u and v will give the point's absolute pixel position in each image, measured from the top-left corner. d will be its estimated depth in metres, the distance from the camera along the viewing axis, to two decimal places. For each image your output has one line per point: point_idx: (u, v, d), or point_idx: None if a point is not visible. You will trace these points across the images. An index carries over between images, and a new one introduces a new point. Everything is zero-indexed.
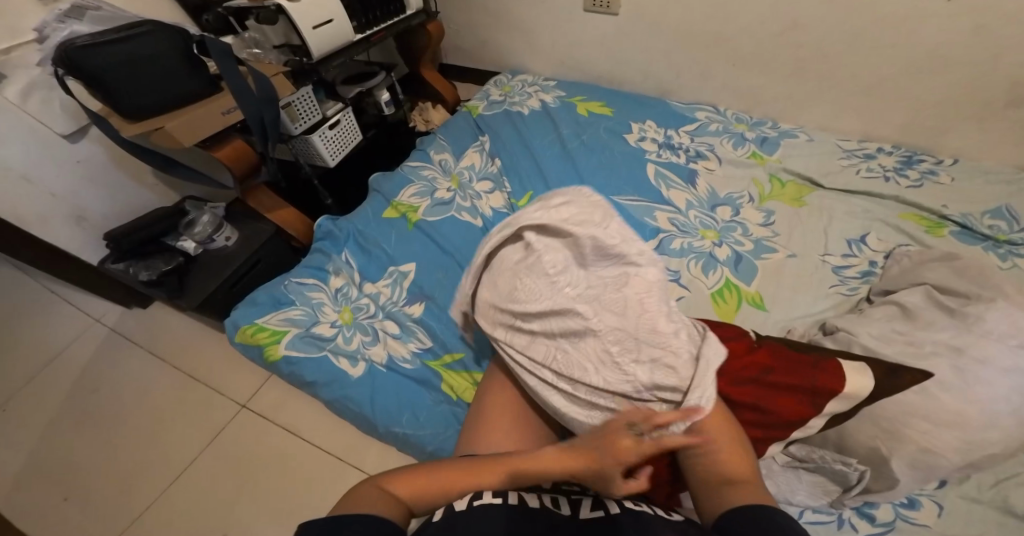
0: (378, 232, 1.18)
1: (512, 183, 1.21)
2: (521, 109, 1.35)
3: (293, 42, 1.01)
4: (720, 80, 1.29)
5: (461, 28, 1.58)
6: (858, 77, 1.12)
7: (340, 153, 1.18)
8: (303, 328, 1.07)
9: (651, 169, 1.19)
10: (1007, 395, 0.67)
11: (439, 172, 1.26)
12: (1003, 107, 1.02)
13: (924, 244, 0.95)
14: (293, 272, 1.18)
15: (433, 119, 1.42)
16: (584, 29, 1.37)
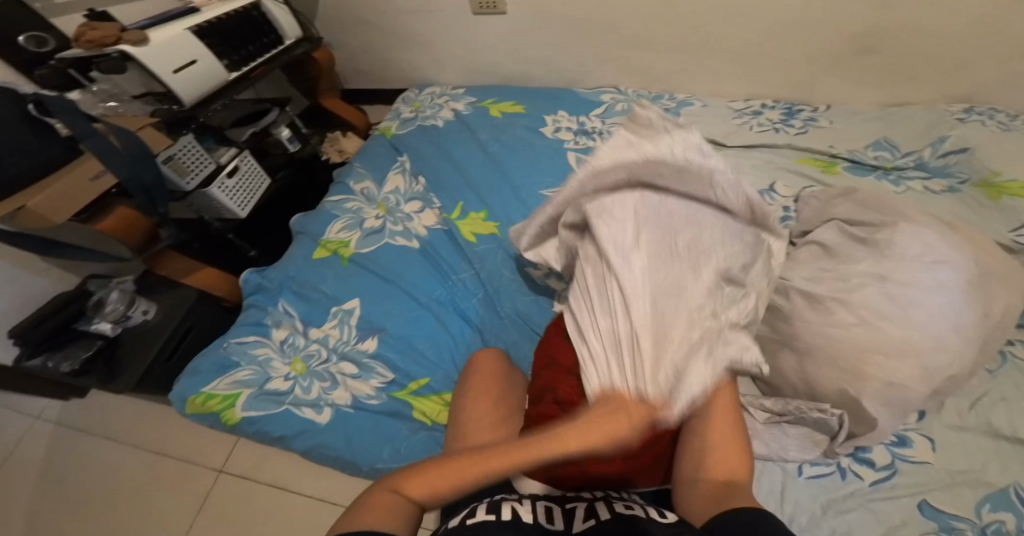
0: (313, 275, 1.12)
1: (441, 198, 1.18)
2: (435, 123, 1.33)
3: (156, 90, 0.95)
4: (617, 62, 1.32)
5: (355, 51, 1.55)
6: (736, 40, 1.18)
7: (248, 202, 1.11)
8: (256, 387, 1.00)
9: (572, 157, 1.19)
10: (942, 312, 0.70)
11: (364, 202, 1.22)
12: (855, 55, 1.12)
13: (826, 182, 1.01)
14: (231, 333, 1.10)
15: (346, 148, 1.39)
16: (480, 33, 1.37)
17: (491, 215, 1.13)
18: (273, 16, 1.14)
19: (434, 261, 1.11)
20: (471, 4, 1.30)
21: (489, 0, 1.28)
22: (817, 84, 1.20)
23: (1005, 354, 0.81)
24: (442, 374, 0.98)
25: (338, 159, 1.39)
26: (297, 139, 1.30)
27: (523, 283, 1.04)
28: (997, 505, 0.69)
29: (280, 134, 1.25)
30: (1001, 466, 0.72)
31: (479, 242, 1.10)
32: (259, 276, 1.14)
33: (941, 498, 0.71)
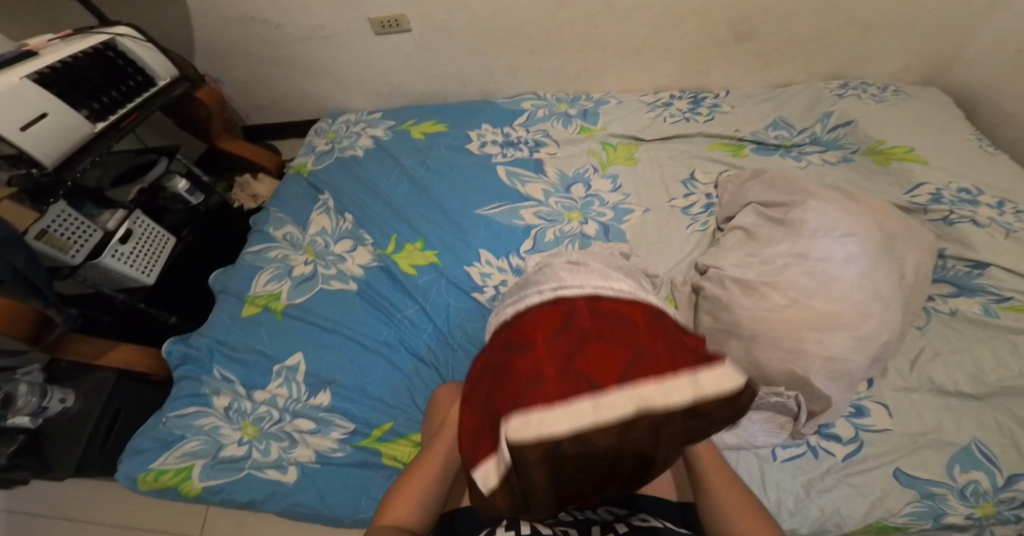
0: (247, 334, 1.05)
1: (372, 233, 1.13)
2: (355, 153, 1.28)
3: (7, 153, 0.84)
4: (527, 69, 1.33)
5: (250, 84, 1.47)
6: (632, 36, 1.23)
7: (152, 265, 1.06)
8: (211, 456, 0.92)
9: (502, 171, 1.17)
10: (859, 281, 0.74)
11: (290, 248, 1.16)
12: (737, 43, 1.22)
13: (734, 164, 1.09)
14: (166, 407, 1.01)
15: (260, 193, 1.33)
16: (386, 53, 1.33)
17: (429, 244, 1.09)
18: (134, 55, 1.06)
19: (375, 301, 1.06)
20: (373, 25, 1.26)
21: (391, 19, 1.24)
22: (712, 71, 1.29)
23: (927, 310, 0.84)
24: (404, 416, 0.93)
25: (252, 205, 1.33)
26: (197, 189, 1.22)
27: (470, 309, 1.00)
28: (966, 464, 0.71)
29: (176, 186, 1.17)
30: (955, 424, 0.74)
31: (419, 274, 1.06)
32: (185, 345, 1.05)
33: (913, 464, 0.72)
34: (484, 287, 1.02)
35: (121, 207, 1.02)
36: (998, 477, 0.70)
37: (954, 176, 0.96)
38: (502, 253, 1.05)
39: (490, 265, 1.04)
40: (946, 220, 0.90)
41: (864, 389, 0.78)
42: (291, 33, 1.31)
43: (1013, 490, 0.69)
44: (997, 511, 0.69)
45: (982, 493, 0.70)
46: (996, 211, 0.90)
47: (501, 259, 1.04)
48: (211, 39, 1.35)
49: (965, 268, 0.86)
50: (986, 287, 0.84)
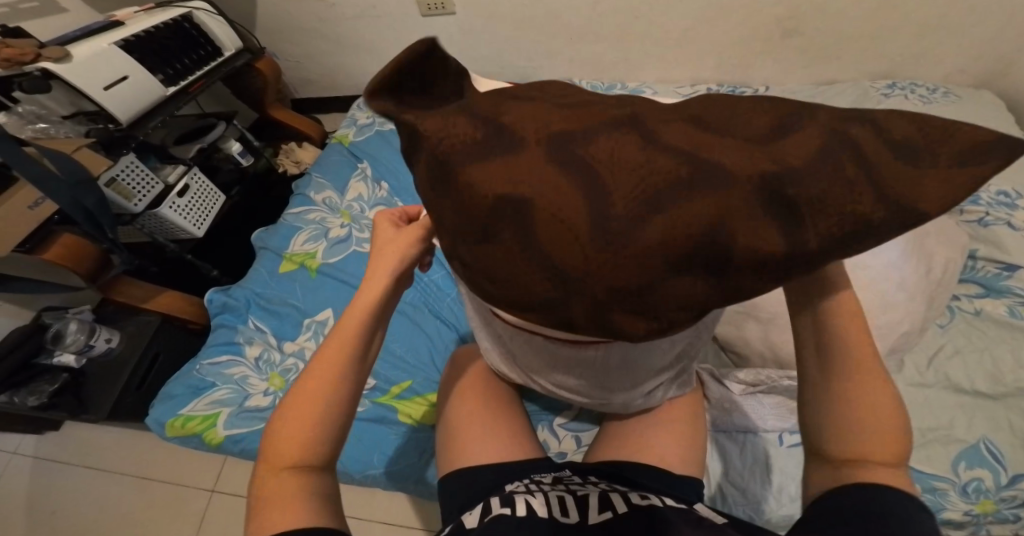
0: (281, 288, 1.12)
1: (406, 202, 1.18)
2: (394, 127, 1.33)
3: (87, 109, 0.93)
4: (568, 55, 1.35)
5: (301, 59, 1.53)
6: (673, 27, 1.24)
7: (202, 219, 1.13)
8: (236, 405, 0.98)
9: None
10: (889, 271, 0.74)
11: (327, 212, 1.21)
12: (781, 38, 1.22)
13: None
14: (201, 354, 1.08)
15: (303, 160, 1.41)
16: (430, 34, 1.36)
17: None
18: (206, 27, 1.13)
19: None
20: (419, 6, 1.30)
21: (438, 2, 1.28)
22: (754, 65, 1.29)
23: (952, 308, 0.84)
24: (423, 375, 0.98)
25: (296, 171, 1.41)
26: (248, 151, 1.29)
27: None
28: (971, 462, 0.71)
29: (229, 148, 1.23)
30: (965, 421, 0.74)
31: None
32: (224, 295, 1.13)
33: (920, 458, 0.73)
34: None
35: (182, 163, 1.09)
36: (1002, 475, 0.70)
37: (993, 179, 0.95)
38: None
39: None
40: (980, 222, 0.89)
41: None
42: (342, 11, 1.36)
43: (1015, 489, 0.69)
44: (997, 509, 0.69)
45: (983, 490, 0.70)
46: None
47: None
48: (268, 14, 1.42)
49: (995, 270, 0.85)
50: (1014, 289, 0.83)
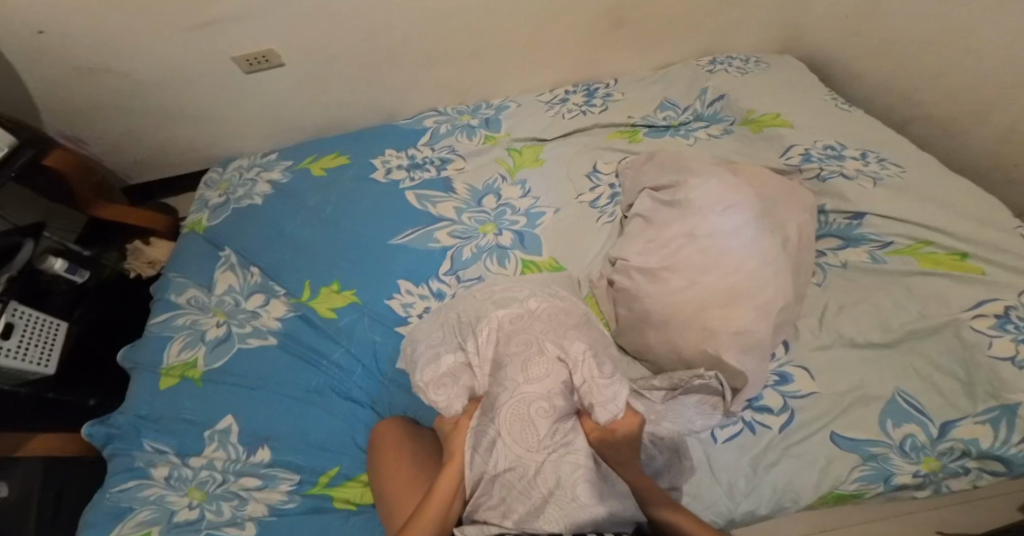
0: (168, 404, 0.99)
1: (285, 282, 1.07)
2: (253, 201, 1.20)
3: None
4: (421, 86, 1.32)
5: (123, 140, 1.38)
6: (515, 39, 1.26)
7: (47, 355, 1.08)
8: (164, 522, 0.85)
9: (412, 197, 1.13)
10: (748, 253, 0.78)
11: (197, 312, 1.10)
12: (615, 29, 1.28)
13: (633, 149, 1.12)
14: (103, 488, 0.93)
15: (156, 258, 1.32)
16: (262, 90, 1.29)
17: (345, 284, 1.05)
18: None
19: (300, 351, 1.01)
20: (239, 64, 1.22)
21: (257, 57, 1.21)
22: (600, 62, 1.34)
23: (823, 266, 0.94)
24: (350, 457, 0.90)
25: (152, 272, 1.32)
26: (80, 267, 1.21)
27: (397, 344, 0.98)
28: (897, 419, 0.78)
29: (53, 267, 1.15)
30: (877, 379, 0.82)
31: (340, 316, 1.02)
32: (108, 424, 0.98)
33: (846, 425, 0.78)
34: (409, 318, 0.99)
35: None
36: (931, 427, 0.77)
37: (819, 136, 1.07)
38: (422, 279, 1.02)
39: (412, 294, 1.01)
40: (820, 177, 1.00)
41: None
42: (159, 83, 1.25)
43: (949, 441, 0.75)
44: (941, 464, 0.75)
45: (921, 447, 0.76)
46: (862, 162, 1.01)
47: (421, 286, 1.01)
48: (66, 100, 1.27)
49: (845, 220, 0.96)
50: (869, 237, 0.94)
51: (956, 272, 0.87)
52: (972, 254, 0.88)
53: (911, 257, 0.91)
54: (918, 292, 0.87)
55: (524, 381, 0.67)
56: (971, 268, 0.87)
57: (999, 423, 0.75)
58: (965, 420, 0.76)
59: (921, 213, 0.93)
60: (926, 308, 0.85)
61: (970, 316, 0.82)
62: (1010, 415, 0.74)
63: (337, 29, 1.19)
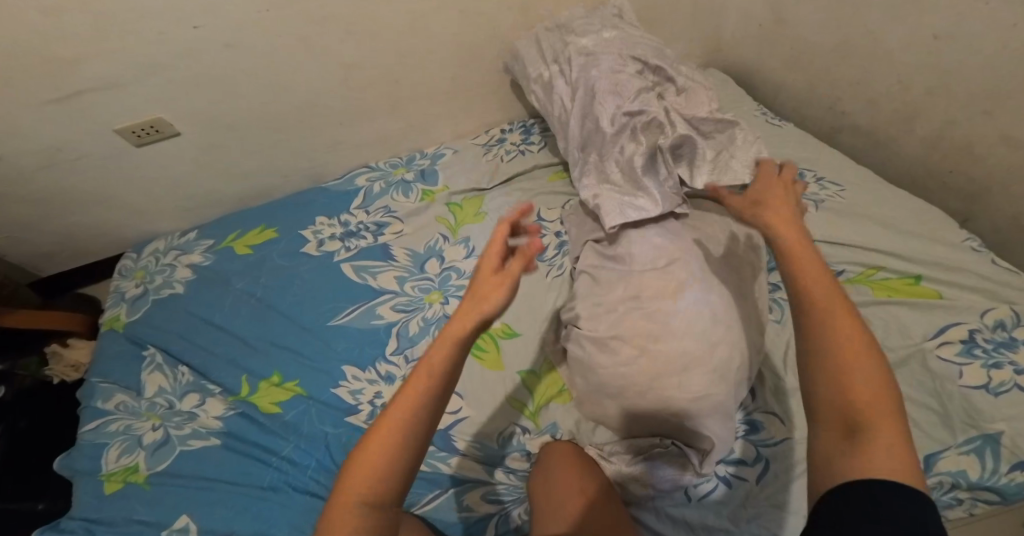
0: (116, 510, 0.86)
1: (219, 380, 0.98)
2: (174, 289, 1.12)
3: None
4: (348, 143, 1.30)
5: (19, 233, 1.26)
6: (438, 87, 1.28)
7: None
8: None
9: (350, 269, 1.06)
10: (698, 307, 0.73)
11: (130, 417, 0.99)
12: None
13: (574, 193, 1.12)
14: None
15: (80, 361, 1.22)
16: (165, 163, 1.22)
17: (287, 375, 0.96)
18: None
19: (245, 450, 0.91)
20: (127, 137, 1.14)
21: (147, 126, 1.14)
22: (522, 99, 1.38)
23: (779, 302, 0.92)
24: None
25: (76, 375, 1.22)
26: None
27: (350, 434, 0.89)
28: None
29: None
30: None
31: (285, 411, 0.93)
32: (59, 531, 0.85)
33: None
34: (359, 406, 0.91)
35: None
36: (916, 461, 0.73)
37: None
38: (367, 363, 0.94)
39: (360, 380, 0.93)
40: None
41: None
42: (47, 166, 1.15)
43: (936, 475, 0.72)
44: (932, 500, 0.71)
45: None
46: None
47: (368, 371, 0.94)
48: None
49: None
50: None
51: (910, 297, 0.87)
52: (924, 277, 0.89)
53: (865, 286, 0.89)
54: (875, 323, 0.85)
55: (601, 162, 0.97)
56: (927, 293, 0.87)
57: (983, 452, 0.72)
58: (947, 451, 0.73)
59: (866, 236, 0.95)
60: (887, 337, 0.83)
61: (935, 345, 0.81)
62: (992, 444, 0.72)
63: (240, 91, 1.15)
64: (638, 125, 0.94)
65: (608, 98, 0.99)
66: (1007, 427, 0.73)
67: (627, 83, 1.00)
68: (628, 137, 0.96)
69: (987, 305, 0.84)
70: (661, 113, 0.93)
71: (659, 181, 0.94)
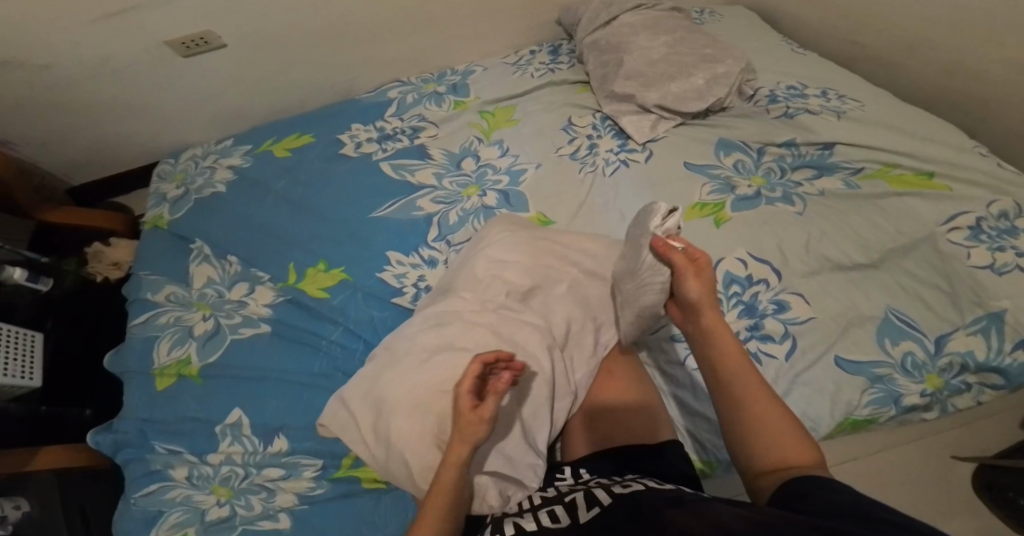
0: (169, 408, 0.93)
1: (268, 269, 1.04)
2: (216, 190, 1.18)
3: None
4: (379, 59, 1.33)
5: (62, 141, 1.30)
6: (470, 6, 1.30)
7: (28, 366, 1.03)
8: (198, 524, 0.81)
9: (387, 167, 1.11)
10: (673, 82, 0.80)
11: (179, 309, 1.04)
12: None
13: (600, 104, 1.15)
14: (126, 493, 0.88)
15: (120, 259, 1.29)
16: (204, 77, 1.26)
17: (332, 263, 1.02)
18: None
19: (294, 336, 0.97)
20: (175, 48, 1.18)
21: (196, 38, 1.17)
22: (549, 24, 1.41)
23: (801, 197, 0.95)
24: None
25: (118, 273, 1.29)
26: (39, 275, 1.14)
27: (395, 315, 0.95)
28: (895, 337, 0.80)
29: (13, 277, 1.08)
30: (869, 301, 0.83)
31: (331, 296, 0.99)
32: (114, 432, 0.93)
33: (850, 349, 0.79)
34: (403, 289, 0.97)
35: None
36: (927, 343, 0.79)
37: (780, 78, 1.15)
38: (410, 250, 1.00)
39: (403, 265, 0.99)
40: (786, 115, 1.08)
41: (739, 290, 0.85)
42: (86, 74, 1.18)
43: (946, 356, 0.78)
44: (945, 381, 0.77)
45: (921, 364, 0.78)
46: (822, 99, 1.09)
47: (411, 256, 1.00)
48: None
49: (817, 152, 1.01)
50: (840, 165, 0.99)
51: (924, 189, 0.92)
52: (937, 173, 0.95)
53: (881, 180, 0.96)
54: (891, 211, 0.91)
55: (642, 86, 1.09)
56: (937, 186, 0.93)
57: (988, 331, 0.79)
58: (956, 333, 0.79)
59: (879, 140, 1.00)
60: (901, 226, 0.89)
61: (945, 230, 0.87)
62: (996, 322, 0.79)
63: (279, 7, 1.17)
64: (674, 62, 1.11)
65: (648, 41, 1.14)
66: (1011, 305, 0.79)
67: (677, 33, 1.16)
68: (666, 73, 1.10)
69: (992, 198, 0.90)
70: (685, 55, 1.12)
71: (687, 101, 1.07)
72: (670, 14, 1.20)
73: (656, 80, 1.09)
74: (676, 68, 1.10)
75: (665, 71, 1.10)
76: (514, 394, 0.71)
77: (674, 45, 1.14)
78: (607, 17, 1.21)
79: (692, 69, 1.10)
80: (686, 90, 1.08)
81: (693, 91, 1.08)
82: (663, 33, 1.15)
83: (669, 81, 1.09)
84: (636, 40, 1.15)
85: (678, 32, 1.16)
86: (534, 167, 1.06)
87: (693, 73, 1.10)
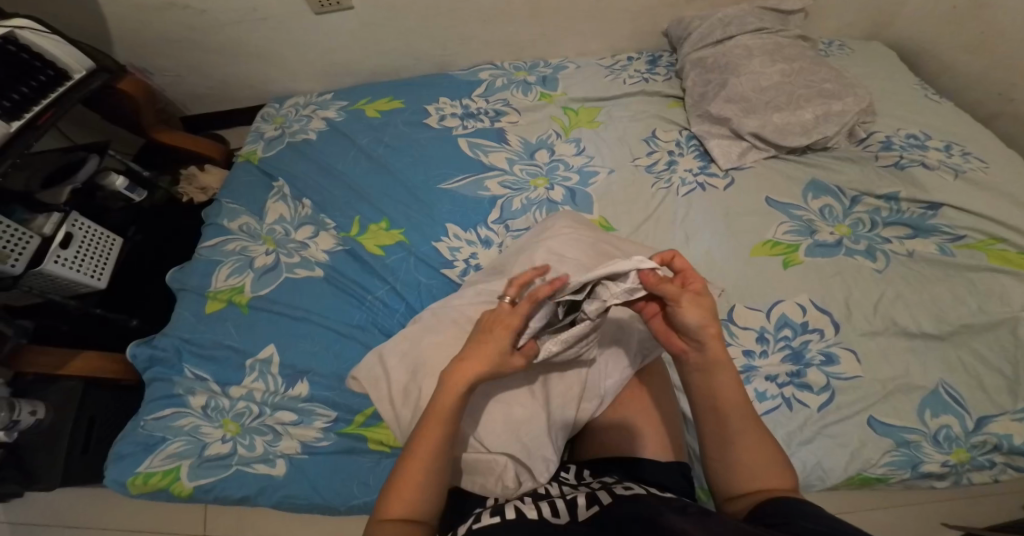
0: (213, 332, 0.97)
1: (335, 218, 1.08)
2: (307, 137, 1.22)
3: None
4: (481, 39, 1.35)
5: (181, 73, 1.39)
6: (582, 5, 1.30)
7: (101, 268, 1.09)
8: (196, 456, 0.86)
9: (464, 143, 1.14)
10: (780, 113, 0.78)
11: (247, 239, 1.09)
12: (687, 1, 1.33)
13: (689, 123, 1.15)
14: (142, 409, 0.93)
15: (209, 185, 1.34)
16: (321, 34, 1.31)
17: (394, 223, 1.05)
18: (40, 47, 0.94)
19: (342, 284, 1.00)
20: (311, 4, 1.23)
21: None
22: (657, 32, 1.40)
23: (885, 254, 0.92)
24: None
25: (203, 198, 1.34)
26: (137, 186, 1.23)
27: (442, 285, 0.97)
28: (936, 409, 0.77)
29: (113, 184, 1.18)
30: (922, 370, 0.80)
31: (387, 255, 1.02)
32: (151, 346, 0.98)
33: (887, 412, 0.77)
34: (455, 262, 0.99)
35: (57, 210, 1.00)
36: (968, 421, 0.77)
37: (902, 124, 1.11)
38: (470, 226, 1.02)
39: (459, 239, 1.01)
40: (898, 164, 1.03)
41: (791, 335, 0.83)
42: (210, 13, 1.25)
43: (982, 434, 0.76)
44: (971, 456, 0.75)
45: (954, 438, 0.76)
46: (944, 154, 1.05)
47: (469, 232, 1.02)
48: (129, 30, 1.28)
49: (919, 210, 0.97)
50: (941, 228, 0.95)
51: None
52: None
53: (981, 252, 0.91)
54: (982, 288, 0.87)
55: (744, 111, 1.08)
56: None
57: None
58: (1001, 417, 0.77)
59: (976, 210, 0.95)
60: (985, 304, 0.85)
61: None
62: None
63: None
64: (789, 94, 1.08)
65: (762, 65, 1.12)
66: None
67: (797, 63, 1.12)
68: (776, 101, 1.08)
69: None
70: (795, 88, 1.09)
71: (787, 134, 1.05)
72: (787, 42, 1.17)
73: (762, 106, 1.07)
74: (784, 99, 1.08)
75: (776, 99, 1.08)
76: (548, 385, 0.71)
77: (790, 76, 1.10)
78: (720, 37, 1.19)
79: (803, 103, 1.07)
80: (791, 123, 1.06)
81: (796, 125, 1.05)
82: (778, 61, 1.12)
83: (774, 110, 1.07)
84: (748, 64, 1.12)
85: (796, 62, 1.13)
86: (607, 171, 1.07)
87: (801, 108, 1.07)
